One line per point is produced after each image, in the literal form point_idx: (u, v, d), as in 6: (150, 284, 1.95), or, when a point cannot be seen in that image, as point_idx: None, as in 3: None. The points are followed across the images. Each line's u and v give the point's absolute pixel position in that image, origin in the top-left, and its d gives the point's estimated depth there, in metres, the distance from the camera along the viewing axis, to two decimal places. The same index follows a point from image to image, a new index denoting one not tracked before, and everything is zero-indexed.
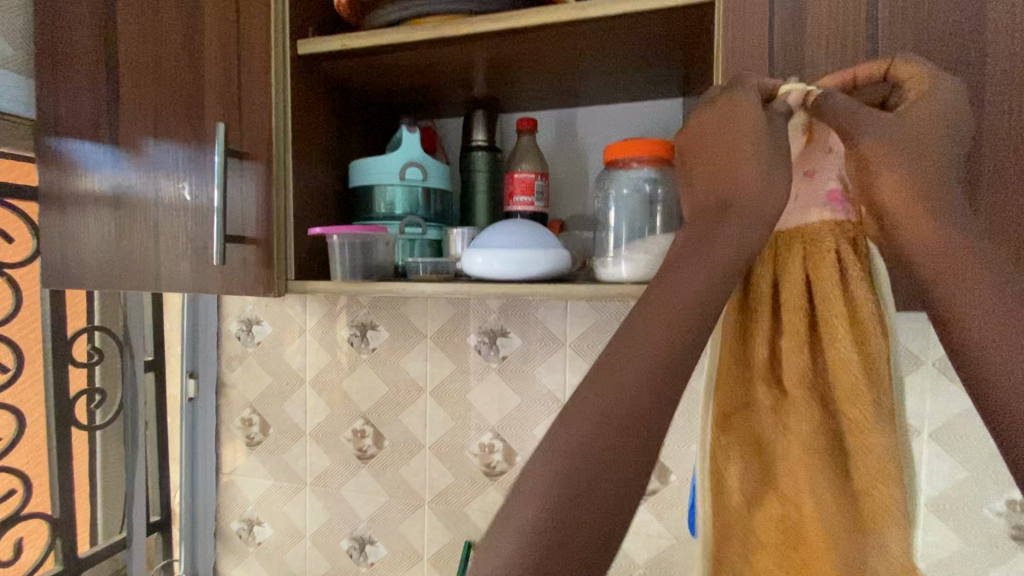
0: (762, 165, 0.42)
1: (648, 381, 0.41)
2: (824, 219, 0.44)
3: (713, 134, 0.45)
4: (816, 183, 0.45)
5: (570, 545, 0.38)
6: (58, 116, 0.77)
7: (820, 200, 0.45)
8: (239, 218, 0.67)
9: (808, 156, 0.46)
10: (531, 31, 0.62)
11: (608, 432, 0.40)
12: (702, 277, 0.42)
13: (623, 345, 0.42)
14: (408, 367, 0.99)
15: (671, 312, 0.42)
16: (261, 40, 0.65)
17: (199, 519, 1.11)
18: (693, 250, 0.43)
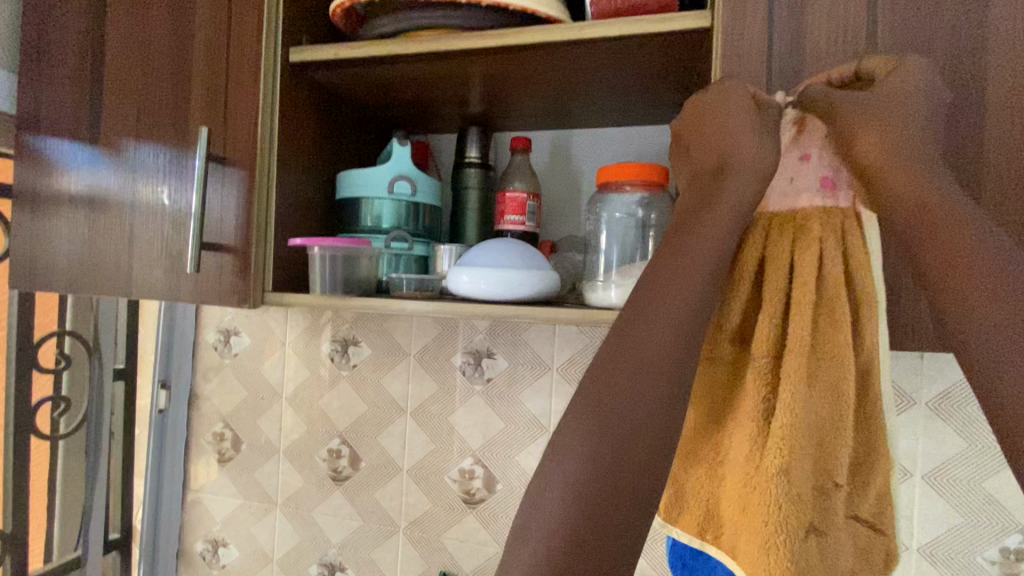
0: (755, 137, 0.43)
1: (647, 387, 0.39)
2: (814, 204, 0.45)
3: (707, 117, 0.45)
4: (804, 173, 0.46)
5: (603, 527, 0.37)
6: (39, 113, 0.75)
7: (812, 186, 0.45)
8: (218, 226, 0.64)
9: (801, 142, 0.46)
10: (528, 49, 0.61)
11: (623, 402, 0.39)
12: (692, 275, 0.41)
13: (617, 344, 0.41)
14: (389, 386, 0.96)
15: (665, 310, 0.41)
16: (250, 45, 0.63)
17: (162, 539, 1.06)
18: (684, 244, 0.42)
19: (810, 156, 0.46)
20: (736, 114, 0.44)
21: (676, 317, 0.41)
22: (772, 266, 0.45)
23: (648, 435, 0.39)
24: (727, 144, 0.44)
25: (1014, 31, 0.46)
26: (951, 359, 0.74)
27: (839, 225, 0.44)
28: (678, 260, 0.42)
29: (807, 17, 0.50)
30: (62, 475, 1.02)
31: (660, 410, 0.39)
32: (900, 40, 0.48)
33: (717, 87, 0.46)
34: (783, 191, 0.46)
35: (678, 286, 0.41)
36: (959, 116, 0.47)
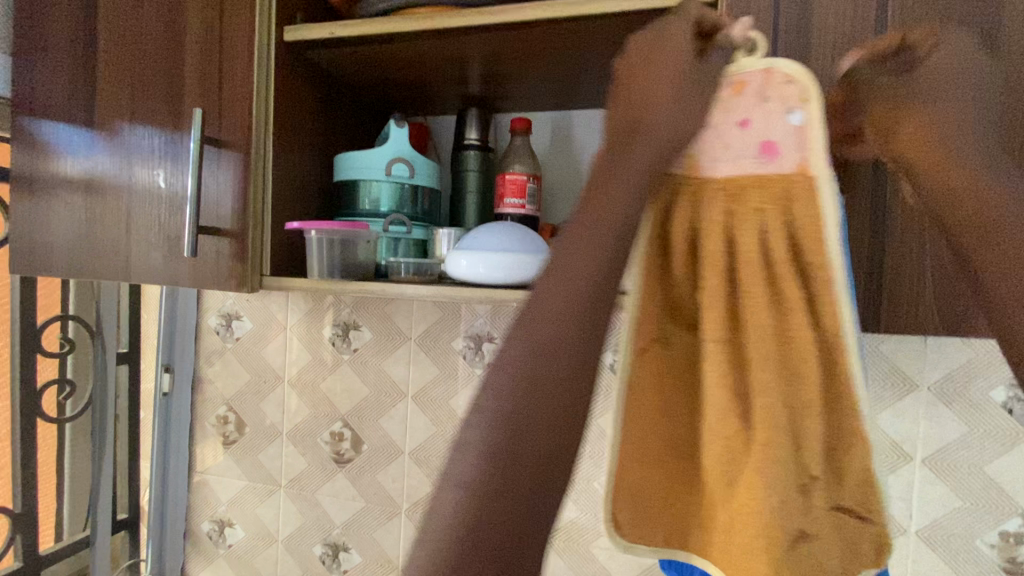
0: (680, 95, 0.38)
1: (551, 386, 0.35)
2: (751, 172, 0.41)
3: (633, 68, 0.39)
4: (746, 135, 0.41)
5: (496, 530, 0.34)
6: (32, 95, 0.74)
7: (752, 150, 0.41)
8: (215, 210, 0.64)
9: (733, 104, 0.42)
10: (529, 26, 0.59)
11: (528, 393, 0.35)
12: (592, 257, 0.37)
13: (518, 339, 0.36)
14: (390, 370, 0.96)
15: (562, 296, 0.36)
16: (245, 23, 0.62)
17: (169, 519, 1.08)
18: (596, 220, 0.37)
19: (748, 120, 0.41)
20: (664, 73, 0.38)
21: (575, 302, 0.36)
22: (709, 242, 0.41)
23: (544, 433, 0.35)
24: (642, 109, 0.38)
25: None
26: (956, 341, 0.73)
27: (784, 192, 0.40)
28: (584, 239, 0.37)
29: None
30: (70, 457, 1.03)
31: (558, 404, 0.36)
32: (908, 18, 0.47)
33: (651, 39, 0.40)
34: (720, 158, 0.42)
35: (581, 267, 0.37)
36: None
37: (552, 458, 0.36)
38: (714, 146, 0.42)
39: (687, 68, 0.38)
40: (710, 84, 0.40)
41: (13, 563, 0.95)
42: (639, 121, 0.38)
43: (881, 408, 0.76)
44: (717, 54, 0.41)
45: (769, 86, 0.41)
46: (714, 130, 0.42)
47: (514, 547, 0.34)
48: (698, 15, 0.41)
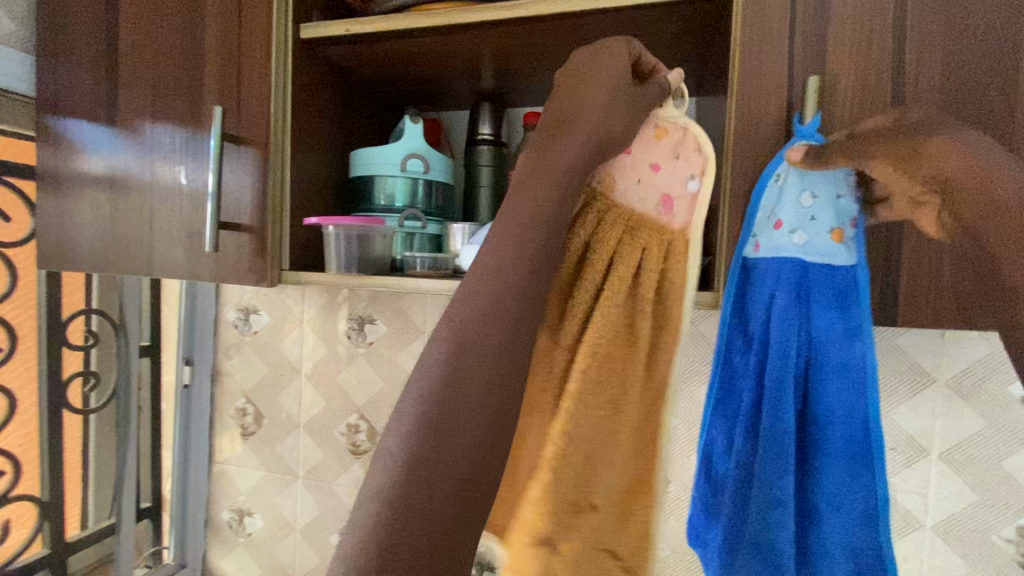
0: (605, 105, 0.38)
1: (472, 386, 0.32)
2: (649, 217, 0.42)
3: (576, 77, 0.40)
4: (653, 181, 0.42)
5: (413, 539, 0.30)
6: (57, 94, 0.75)
7: (652, 198, 0.42)
8: (234, 206, 0.65)
9: (654, 147, 0.42)
10: (541, 21, 0.59)
11: (450, 392, 0.32)
12: (518, 251, 0.35)
13: (442, 334, 0.34)
14: (405, 363, 0.97)
15: (488, 293, 0.34)
16: (262, 21, 0.63)
17: (191, 507, 1.11)
18: (521, 208, 0.36)
19: (660, 167, 0.42)
20: (596, 85, 0.39)
21: (504, 298, 0.34)
22: (596, 263, 0.42)
23: (471, 437, 0.32)
24: (575, 107, 0.38)
25: None
26: (977, 335, 0.72)
27: (656, 238, 0.42)
28: (515, 231, 0.35)
29: None
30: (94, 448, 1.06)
31: (484, 403, 0.32)
32: (930, 9, 0.46)
33: (594, 49, 0.40)
34: (628, 191, 0.43)
35: (508, 262, 0.34)
36: (986, 90, 0.46)
37: (484, 465, 0.33)
38: (626, 180, 0.43)
39: (621, 78, 0.39)
40: (642, 112, 0.40)
41: (42, 549, 0.97)
42: (568, 118, 0.38)
43: (898, 402, 0.76)
44: (654, 86, 0.41)
45: (684, 144, 0.42)
46: (629, 164, 0.43)
47: (442, 564, 0.31)
48: (636, 50, 0.42)
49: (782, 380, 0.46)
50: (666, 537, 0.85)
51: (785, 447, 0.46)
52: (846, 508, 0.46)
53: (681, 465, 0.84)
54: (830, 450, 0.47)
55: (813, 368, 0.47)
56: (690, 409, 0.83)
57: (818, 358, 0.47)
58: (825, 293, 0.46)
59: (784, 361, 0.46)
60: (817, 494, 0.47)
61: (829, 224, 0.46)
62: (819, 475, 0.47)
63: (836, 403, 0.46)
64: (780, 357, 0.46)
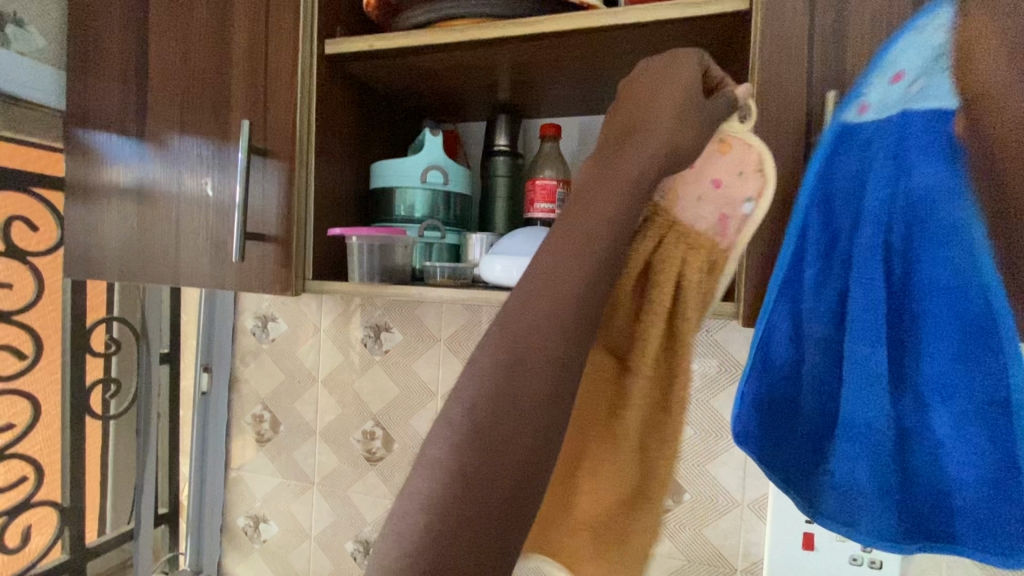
0: (667, 120, 0.37)
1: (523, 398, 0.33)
2: (707, 234, 0.40)
3: (646, 90, 0.39)
4: (713, 197, 0.40)
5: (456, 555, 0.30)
6: (86, 108, 0.78)
7: (709, 214, 0.40)
8: (259, 216, 0.66)
9: (713, 162, 0.40)
10: (560, 36, 0.61)
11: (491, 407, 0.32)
12: (570, 263, 0.34)
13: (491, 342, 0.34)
14: (420, 370, 0.98)
15: (542, 303, 0.34)
16: (287, 39, 0.65)
17: (207, 513, 1.11)
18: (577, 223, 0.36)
19: (722, 185, 0.41)
20: (663, 100, 0.38)
21: (557, 309, 0.34)
22: (660, 284, 0.40)
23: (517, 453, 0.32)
24: (642, 123, 0.38)
25: None
26: None
27: (707, 259, 0.40)
28: (571, 241, 0.35)
29: None
30: (114, 453, 1.07)
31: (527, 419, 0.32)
32: None
33: (666, 63, 0.40)
34: (687, 208, 0.40)
35: (562, 272, 0.34)
36: None
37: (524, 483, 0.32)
38: (686, 194, 0.41)
39: (693, 88, 0.38)
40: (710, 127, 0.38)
41: (61, 554, 0.98)
42: (632, 133, 0.38)
43: None
44: (722, 99, 0.39)
45: (745, 158, 0.40)
46: (689, 180, 0.41)
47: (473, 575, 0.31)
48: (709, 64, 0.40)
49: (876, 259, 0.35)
50: (682, 547, 0.85)
51: (871, 355, 0.35)
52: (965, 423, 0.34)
53: (695, 474, 0.84)
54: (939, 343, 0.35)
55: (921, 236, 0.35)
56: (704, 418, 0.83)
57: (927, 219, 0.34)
58: (925, 134, 0.33)
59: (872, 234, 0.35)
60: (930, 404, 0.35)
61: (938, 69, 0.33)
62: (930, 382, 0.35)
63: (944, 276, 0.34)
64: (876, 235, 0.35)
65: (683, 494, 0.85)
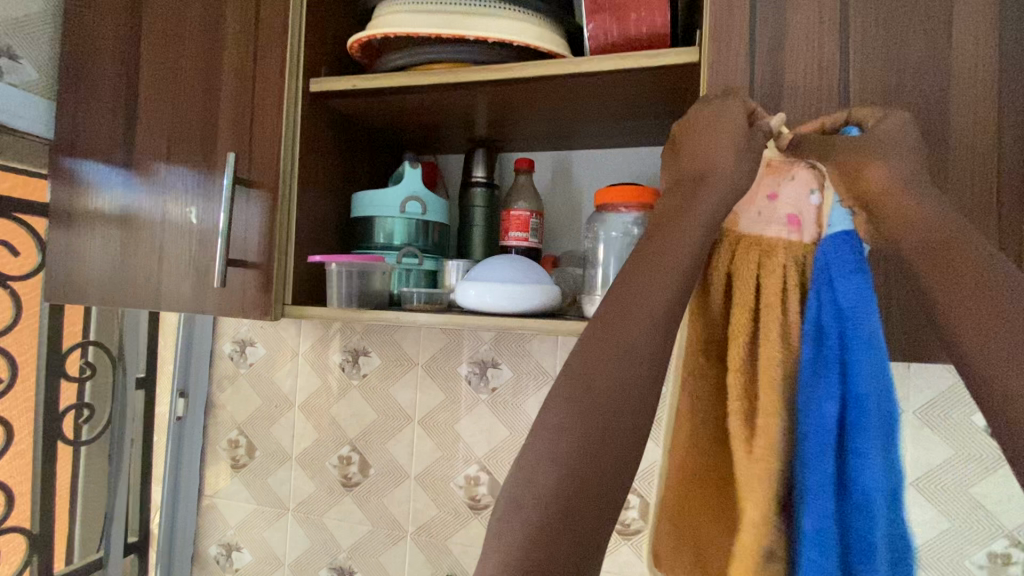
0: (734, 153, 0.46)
1: (586, 402, 0.42)
2: (782, 238, 0.48)
3: (702, 130, 0.48)
4: (776, 207, 0.48)
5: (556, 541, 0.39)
6: (74, 137, 0.80)
7: (780, 221, 0.48)
8: (242, 244, 0.69)
9: (769, 180, 0.49)
10: (536, 79, 0.65)
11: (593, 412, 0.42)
12: (665, 274, 0.45)
13: (591, 349, 0.44)
14: (398, 395, 1.00)
15: (642, 316, 0.44)
16: (274, 78, 0.68)
17: (178, 542, 1.10)
18: (661, 251, 0.46)
19: (778, 195, 0.49)
20: (720, 138, 0.47)
21: (654, 315, 0.44)
22: (741, 283, 0.48)
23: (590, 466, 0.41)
24: (708, 160, 0.47)
25: (967, 76, 0.50)
26: (939, 367, 0.77)
27: (787, 256, 0.47)
28: (659, 260, 0.45)
29: (785, 54, 0.54)
30: (84, 481, 1.05)
31: (623, 410, 0.42)
32: (868, 78, 0.53)
33: (710, 105, 0.49)
34: (752, 222, 0.49)
35: (648, 287, 0.45)
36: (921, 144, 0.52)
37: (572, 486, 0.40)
38: (750, 211, 0.49)
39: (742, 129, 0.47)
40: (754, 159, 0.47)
41: None
42: (706, 169, 0.47)
43: None
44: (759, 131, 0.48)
45: (796, 170, 0.48)
46: (747, 201, 0.49)
47: None
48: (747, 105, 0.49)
49: (813, 358, 0.44)
50: None
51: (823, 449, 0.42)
52: (871, 504, 0.41)
53: None
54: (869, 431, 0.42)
55: (845, 341, 0.43)
56: None
57: (851, 331, 0.43)
58: (846, 262, 0.44)
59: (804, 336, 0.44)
60: (861, 483, 0.41)
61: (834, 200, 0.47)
62: (861, 462, 0.42)
63: (868, 380, 0.42)
64: (810, 339, 0.44)
65: None
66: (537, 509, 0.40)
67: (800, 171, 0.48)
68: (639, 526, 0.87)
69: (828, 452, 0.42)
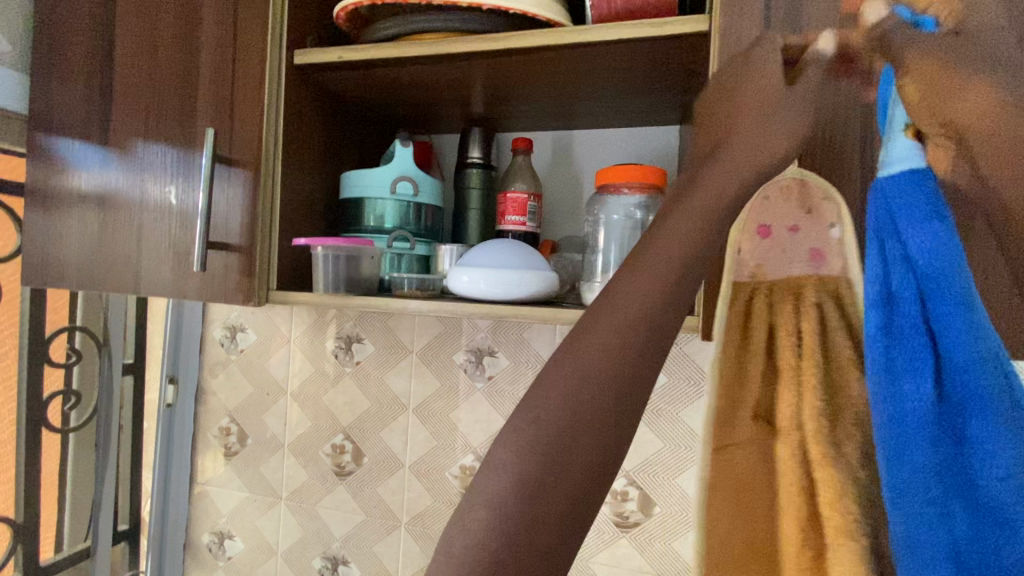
0: (764, 117, 0.40)
1: (571, 404, 0.34)
2: (809, 275, 0.43)
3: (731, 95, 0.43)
4: (802, 238, 0.44)
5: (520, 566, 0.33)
6: (50, 113, 0.76)
7: (805, 254, 0.44)
8: (223, 226, 0.66)
9: (788, 212, 0.45)
10: (535, 52, 0.61)
11: (573, 417, 0.34)
12: (671, 259, 0.37)
13: (577, 348, 0.35)
14: (392, 383, 0.97)
15: (633, 308, 0.36)
16: (256, 46, 0.64)
17: (170, 529, 1.08)
18: (666, 234, 0.38)
19: (799, 229, 0.44)
20: (751, 103, 0.41)
21: (651, 308, 0.36)
22: (779, 326, 0.43)
23: (573, 478, 0.34)
24: (731, 127, 0.41)
25: None
26: None
27: (829, 290, 0.42)
28: (664, 246, 0.37)
29: (804, 21, 0.50)
30: (73, 466, 1.04)
31: (604, 418, 0.34)
32: None
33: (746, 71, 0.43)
34: (778, 263, 0.45)
35: (640, 294, 0.36)
36: None
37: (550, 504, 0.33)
38: (774, 251, 0.45)
39: (777, 89, 0.41)
40: (797, 122, 0.40)
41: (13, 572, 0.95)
42: (726, 138, 0.41)
43: None
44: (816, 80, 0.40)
45: (810, 195, 0.45)
46: (773, 240, 0.45)
47: None
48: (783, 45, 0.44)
49: (886, 329, 0.35)
50: (652, 561, 0.85)
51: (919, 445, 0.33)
52: (1011, 508, 0.31)
53: (666, 488, 0.84)
54: (977, 407, 0.32)
55: (925, 304, 0.34)
56: (676, 433, 0.83)
57: (935, 291, 0.34)
58: (918, 206, 0.35)
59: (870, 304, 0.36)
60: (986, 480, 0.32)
61: (901, 122, 0.37)
62: (979, 448, 0.32)
63: (967, 344, 0.33)
64: (877, 308, 0.35)
65: (654, 507, 0.84)
66: (499, 528, 0.33)
67: (820, 204, 0.44)
68: (639, 519, 0.85)
69: (924, 441, 0.33)
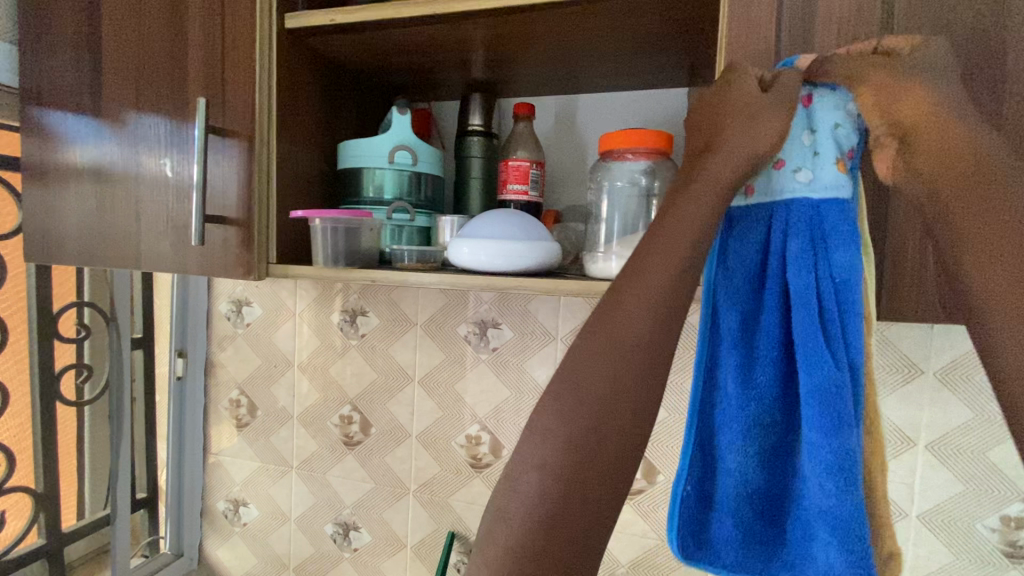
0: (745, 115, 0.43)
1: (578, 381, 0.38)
2: None
3: (706, 107, 0.46)
4: None
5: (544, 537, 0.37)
6: (41, 85, 0.75)
7: None
8: (220, 199, 0.65)
9: None
10: (534, 11, 0.58)
11: (584, 398, 0.39)
12: (675, 252, 0.41)
13: (594, 336, 0.40)
14: (397, 355, 0.98)
15: (645, 294, 0.40)
16: (245, 9, 0.62)
17: (187, 496, 1.12)
18: (672, 227, 0.42)
19: None
20: (730, 105, 0.44)
21: (659, 297, 0.40)
22: None
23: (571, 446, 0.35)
24: (717, 128, 0.44)
25: None
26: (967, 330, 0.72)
27: None
28: (665, 241, 0.41)
29: None
30: (89, 437, 1.07)
31: (617, 395, 0.39)
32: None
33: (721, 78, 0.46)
34: None
35: (650, 281, 0.41)
36: (975, 84, 0.46)
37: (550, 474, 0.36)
38: None
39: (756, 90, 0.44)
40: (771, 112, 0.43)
41: (37, 540, 0.99)
42: (716, 139, 0.44)
43: (889, 393, 0.76)
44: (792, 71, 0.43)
45: None
46: None
47: None
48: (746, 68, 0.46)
49: (815, 321, 0.44)
50: (654, 526, 0.86)
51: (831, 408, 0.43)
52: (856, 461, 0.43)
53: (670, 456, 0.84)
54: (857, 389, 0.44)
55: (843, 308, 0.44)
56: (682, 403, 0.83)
57: (845, 298, 0.44)
58: (841, 228, 0.44)
59: (807, 304, 0.44)
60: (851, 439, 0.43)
61: (826, 146, 0.45)
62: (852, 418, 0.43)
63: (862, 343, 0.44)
64: (804, 304, 0.44)
65: (658, 475, 0.85)
66: None
67: None
68: (643, 486, 0.86)
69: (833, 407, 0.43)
